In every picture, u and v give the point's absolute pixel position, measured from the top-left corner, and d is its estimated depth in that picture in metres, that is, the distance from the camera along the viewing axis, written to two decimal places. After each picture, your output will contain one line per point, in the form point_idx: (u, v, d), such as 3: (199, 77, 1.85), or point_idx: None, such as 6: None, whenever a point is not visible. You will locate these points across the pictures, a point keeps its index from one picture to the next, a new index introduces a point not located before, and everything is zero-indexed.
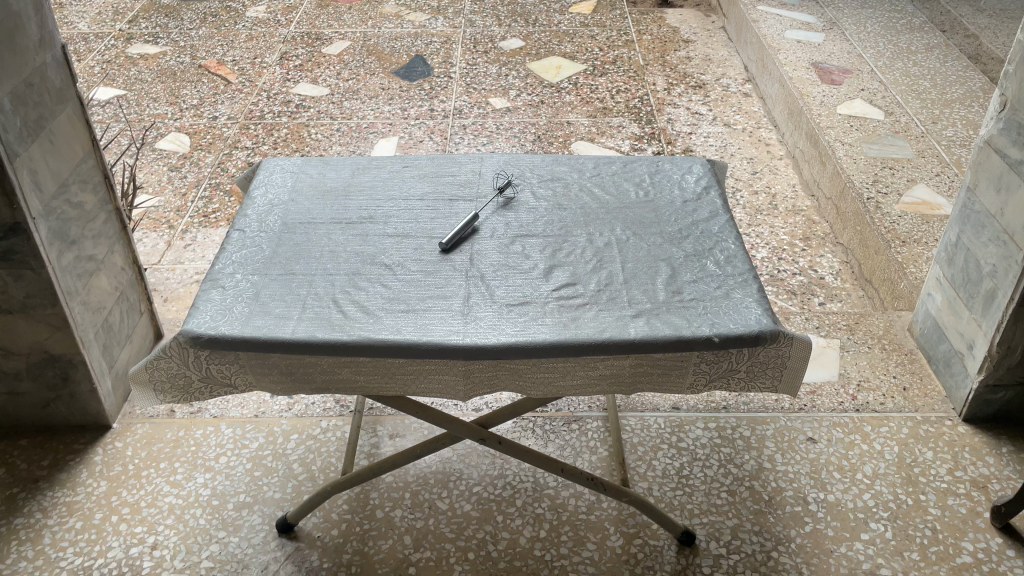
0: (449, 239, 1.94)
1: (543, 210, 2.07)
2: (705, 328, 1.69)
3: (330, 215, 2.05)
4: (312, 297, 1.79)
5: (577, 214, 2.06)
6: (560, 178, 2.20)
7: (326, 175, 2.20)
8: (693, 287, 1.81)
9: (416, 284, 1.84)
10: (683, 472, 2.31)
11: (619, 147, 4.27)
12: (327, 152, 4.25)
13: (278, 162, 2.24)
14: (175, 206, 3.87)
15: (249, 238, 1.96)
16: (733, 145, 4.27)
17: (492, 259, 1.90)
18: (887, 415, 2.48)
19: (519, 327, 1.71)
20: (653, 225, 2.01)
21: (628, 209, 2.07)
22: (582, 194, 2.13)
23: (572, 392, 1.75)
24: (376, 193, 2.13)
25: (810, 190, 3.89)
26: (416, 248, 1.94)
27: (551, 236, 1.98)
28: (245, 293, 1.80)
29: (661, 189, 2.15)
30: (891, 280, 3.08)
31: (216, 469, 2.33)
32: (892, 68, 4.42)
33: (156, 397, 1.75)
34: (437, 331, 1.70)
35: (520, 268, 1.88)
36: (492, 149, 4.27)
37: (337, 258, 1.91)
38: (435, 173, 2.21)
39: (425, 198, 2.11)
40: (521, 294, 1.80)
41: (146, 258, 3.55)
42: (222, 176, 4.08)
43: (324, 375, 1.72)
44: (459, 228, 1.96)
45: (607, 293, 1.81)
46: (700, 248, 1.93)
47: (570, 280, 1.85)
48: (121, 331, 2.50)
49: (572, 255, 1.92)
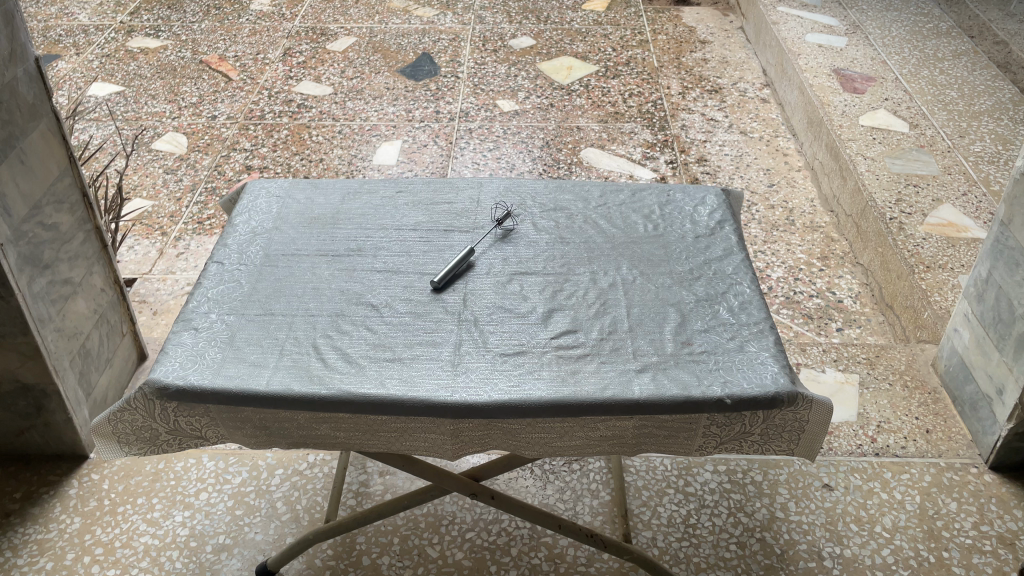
0: (443, 275, 1.80)
1: (544, 244, 1.93)
2: (716, 387, 1.55)
3: (316, 246, 1.91)
4: (291, 343, 1.66)
5: (580, 250, 1.91)
6: (564, 207, 2.05)
7: (313, 200, 2.06)
8: (704, 337, 1.67)
9: (404, 328, 1.70)
10: (690, 520, 2.17)
11: (631, 154, 4.11)
12: (328, 156, 4.12)
13: (264, 185, 2.11)
14: (169, 211, 3.75)
15: (228, 272, 1.83)
16: (749, 155, 4.10)
17: (487, 301, 1.76)
18: (908, 460, 2.33)
19: (513, 381, 1.57)
20: (662, 264, 1.87)
21: (635, 245, 1.93)
22: (587, 227, 1.99)
23: (569, 452, 1.62)
24: (366, 222, 1.99)
25: (829, 205, 3.73)
26: (406, 287, 1.80)
27: (552, 275, 1.84)
28: (219, 337, 1.67)
29: (672, 222, 2.00)
30: (913, 308, 2.93)
31: (196, 506, 2.21)
32: (917, 76, 4.24)
33: (121, 449, 1.62)
34: (424, 385, 1.56)
35: (516, 312, 1.74)
36: (498, 155, 4.12)
37: (320, 296, 1.77)
38: (431, 200, 2.07)
39: (418, 228, 1.98)
40: (517, 342, 1.67)
41: (137, 267, 3.43)
42: (218, 180, 3.95)
43: (302, 431, 1.59)
44: (454, 263, 1.83)
45: (610, 342, 1.66)
46: (713, 293, 1.78)
47: (571, 326, 1.70)
48: (100, 356, 2.38)
49: (573, 297, 1.78)
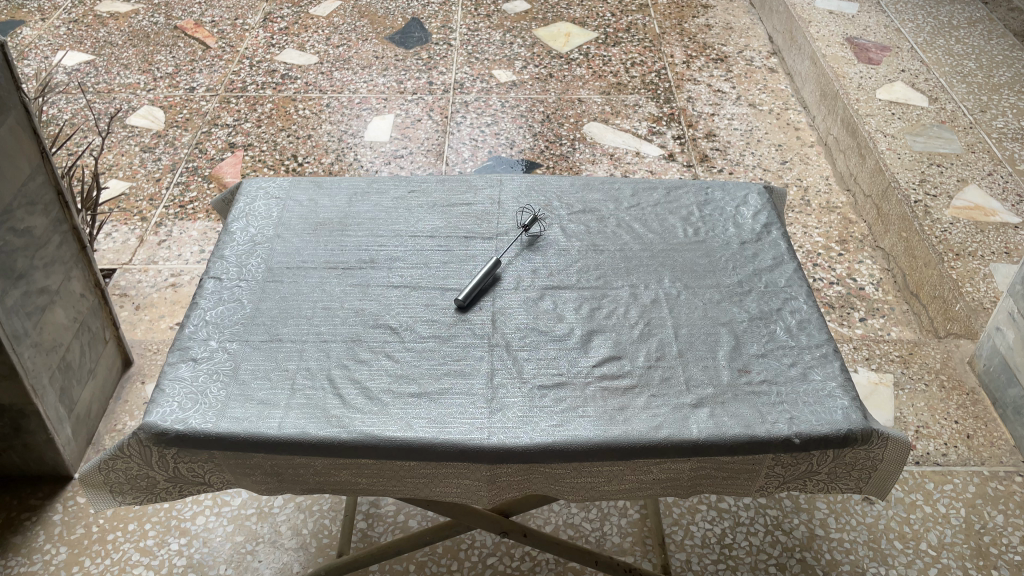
0: (467, 292, 1.62)
1: (577, 252, 1.75)
2: (782, 424, 1.40)
3: (324, 257, 1.72)
4: (303, 375, 1.47)
5: (616, 259, 1.74)
6: (594, 209, 1.87)
7: (318, 203, 1.87)
8: (762, 364, 1.51)
9: (429, 354, 1.52)
10: (725, 540, 2.03)
11: (636, 129, 3.91)
12: (316, 132, 3.88)
13: (262, 184, 1.91)
14: (148, 194, 3.51)
15: (227, 289, 1.64)
16: (759, 129, 3.92)
17: (519, 322, 1.59)
18: (950, 469, 2.21)
19: (556, 420, 1.41)
20: (708, 276, 1.69)
21: (676, 252, 1.76)
22: (622, 231, 1.81)
23: (616, 495, 1.46)
24: (378, 228, 1.80)
25: (845, 183, 3.57)
26: (427, 305, 1.62)
27: (588, 290, 1.66)
28: (221, 369, 1.48)
29: (713, 226, 1.83)
30: (943, 298, 2.80)
31: (193, 532, 2.04)
32: (933, 46, 4.06)
33: (113, 498, 1.44)
34: (457, 425, 1.39)
35: (552, 335, 1.57)
36: (496, 130, 3.90)
37: (333, 317, 1.59)
38: (447, 201, 1.88)
39: (435, 234, 1.79)
40: (556, 372, 1.49)
41: (116, 257, 3.21)
42: (200, 159, 3.71)
43: (318, 477, 1.42)
44: (478, 278, 1.64)
45: (659, 371, 1.50)
46: (767, 310, 1.62)
47: (614, 351, 1.53)
48: (81, 367, 2.18)
49: (613, 317, 1.61)
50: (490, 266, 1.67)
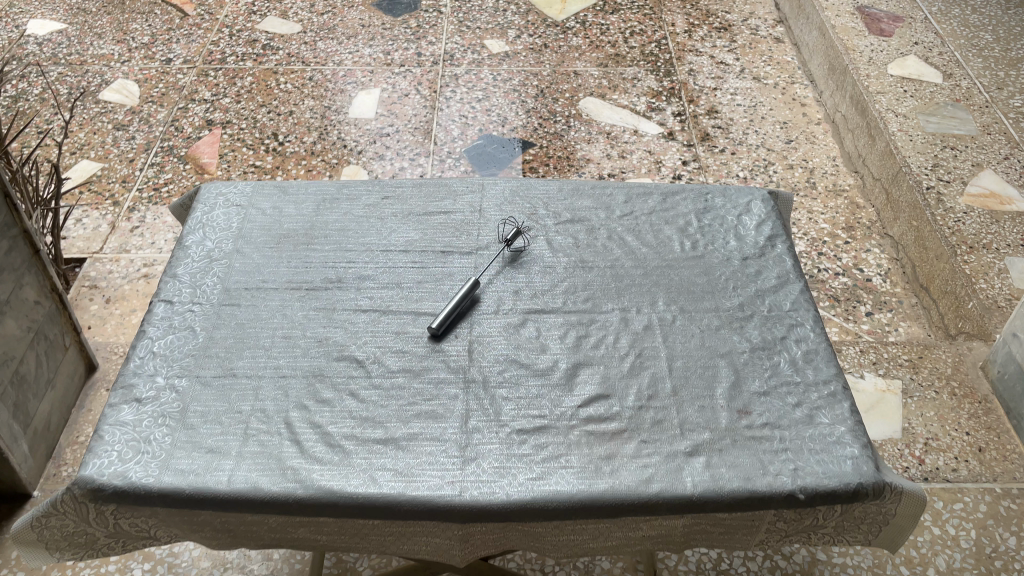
0: (443, 317, 1.48)
1: (563, 270, 1.60)
2: (785, 477, 1.27)
3: (286, 277, 1.57)
4: (258, 418, 1.34)
5: (606, 278, 1.59)
6: (583, 218, 1.72)
7: (282, 211, 1.71)
8: (764, 404, 1.37)
9: (398, 392, 1.38)
10: (721, 566, 1.92)
11: (634, 105, 3.73)
12: (298, 108, 3.69)
13: (222, 190, 1.75)
14: (121, 175, 3.34)
15: (178, 315, 1.49)
16: (764, 105, 3.73)
17: (498, 353, 1.45)
18: (960, 486, 2.09)
19: (536, 471, 1.27)
20: (706, 298, 1.55)
21: (671, 270, 1.61)
22: (613, 245, 1.66)
23: (602, 550, 1.34)
24: (347, 241, 1.65)
25: (853, 165, 3.40)
26: (398, 333, 1.48)
27: (574, 314, 1.52)
28: (168, 410, 1.34)
29: (713, 239, 1.67)
30: (955, 294, 2.66)
31: (157, 557, 1.92)
32: (948, 16, 3.86)
33: (50, 554, 1.32)
34: (425, 478, 1.26)
35: (534, 368, 1.43)
36: (487, 106, 3.72)
37: (293, 348, 1.44)
38: (423, 209, 1.73)
39: (409, 247, 1.64)
40: (538, 413, 1.36)
41: (86, 245, 3.06)
42: (176, 137, 3.53)
43: (274, 533, 1.29)
44: (454, 302, 1.50)
45: (651, 411, 1.36)
46: (770, 339, 1.48)
47: (602, 388, 1.39)
48: (38, 379, 2.05)
49: (602, 346, 1.46)
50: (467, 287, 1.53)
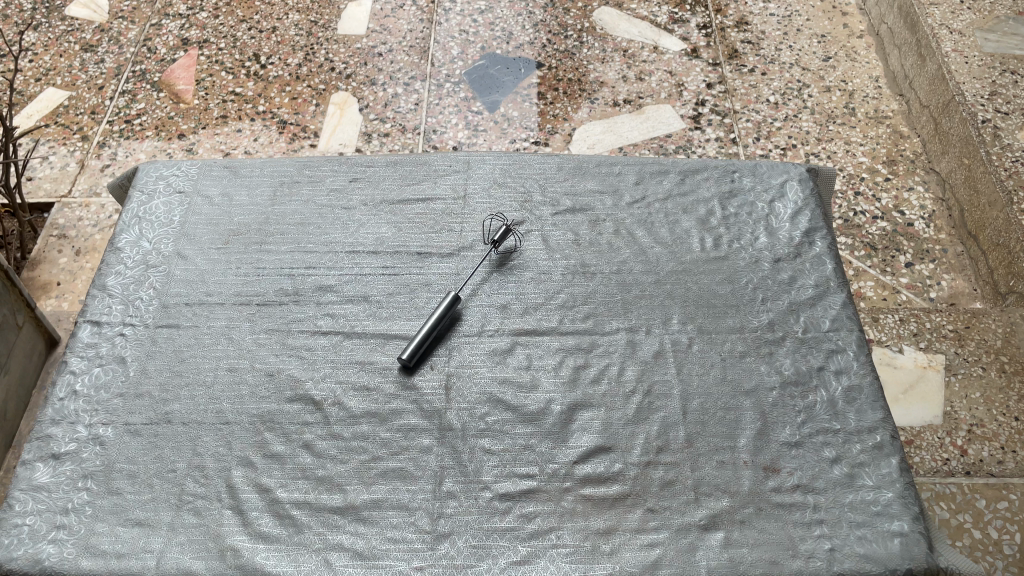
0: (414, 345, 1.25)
1: (560, 278, 1.36)
2: (819, 561, 1.06)
3: (234, 288, 1.34)
4: (196, 479, 1.13)
5: (611, 288, 1.34)
6: (586, 207, 1.46)
7: (232, 199, 1.46)
8: (797, 459, 1.15)
9: (361, 443, 1.17)
10: None
11: (654, 16, 3.34)
12: (282, 23, 3.35)
13: (163, 172, 1.50)
14: (90, 105, 3.05)
15: (107, 342, 1.28)
16: (800, 15, 3.34)
17: (481, 389, 1.22)
18: (1007, 482, 1.88)
19: (520, 551, 1.07)
20: (728, 315, 1.30)
21: (689, 275, 1.36)
22: (621, 242, 1.40)
23: None
24: (307, 239, 1.41)
25: (897, 86, 3.05)
26: (364, 363, 1.25)
27: (572, 337, 1.29)
28: (91, 469, 1.14)
29: (739, 233, 1.41)
30: (1008, 248, 2.41)
31: None
32: None
33: None
34: (389, 561, 1.06)
35: (522, 410, 1.20)
36: (491, 19, 3.35)
37: (240, 384, 1.23)
38: (398, 195, 1.47)
39: (381, 247, 1.39)
40: (525, 471, 1.14)
41: (54, 187, 2.81)
42: (148, 60, 3.22)
43: None
44: (428, 323, 1.27)
45: (660, 469, 1.14)
46: (805, 370, 1.24)
47: (602, 437, 1.17)
48: None
49: (603, 381, 1.23)
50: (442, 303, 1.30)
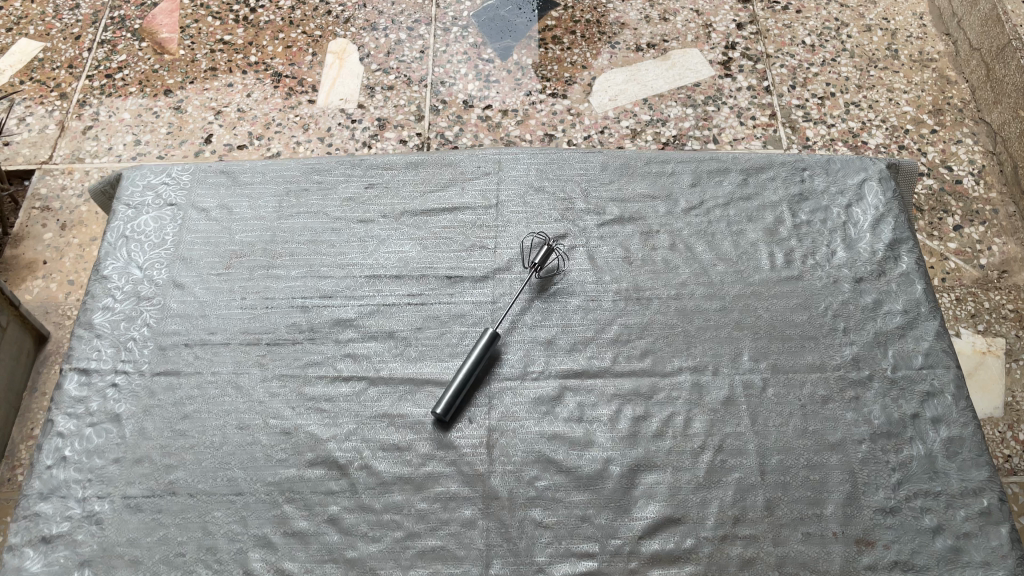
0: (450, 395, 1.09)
1: (612, 306, 1.19)
2: None
3: (240, 324, 1.17)
4: (208, 566, 0.99)
5: (671, 318, 1.18)
6: (636, 215, 1.27)
7: (232, 212, 1.28)
8: (894, 529, 1.01)
9: (394, 517, 1.02)
10: None
11: None
12: None
13: (151, 178, 1.31)
14: (66, 58, 2.80)
15: (97, 395, 1.12)
16: None
17: (529, 446, 1.07)
18: None
19: None
20: (806, 350, 1.14)
21: (759, 300, 1.19)
22: (679, 260, 1.23)
23: None
24: (321, 260, 1.23)
25: (943, 26, 2.81)
26: (393, 416, 1.10)
27: (629, 379, 1.13)
28: (87, 556, 1.00)
29: (814, 247, 1.24)
30: None
31: None
32: None
33: None
34: None
35: (578, 472, 1.05)
36: None
37: (253, 446, 1.07)
38: (420, 205, 1.29)
39: (405, 270, 1.22)
40: (585, 550, 1.00)
41: (34, 152, 2.58)
42: (127, 5, 2.95)
43: None
44: (465, 367, 1.11)
45: (738, 544, 1.00)
46: (898, 419, 1.09)
47: (670, 506, 1.03)
48: None
49: (667, 435, 1.08)
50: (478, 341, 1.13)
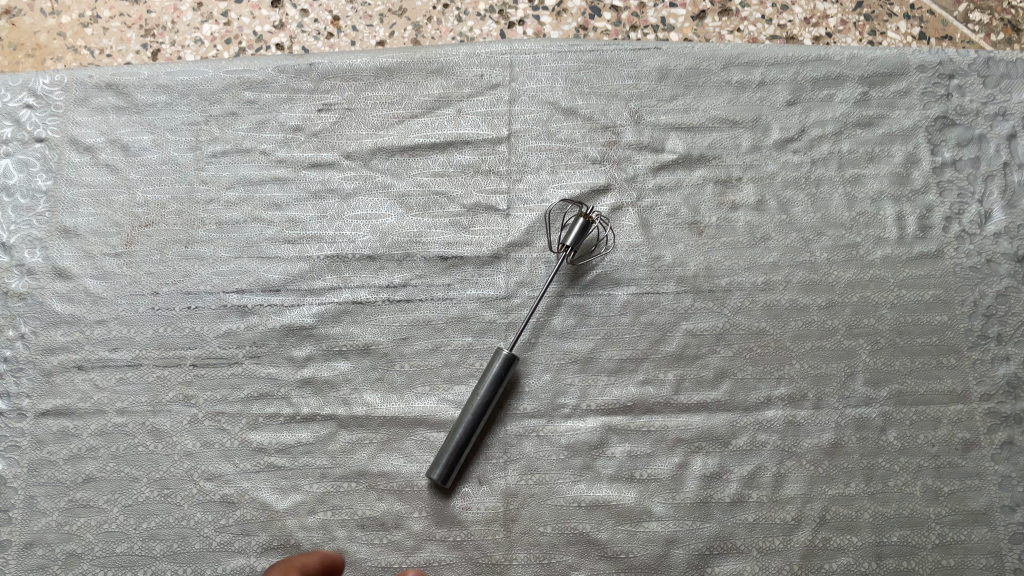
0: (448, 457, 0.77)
1: (675, 302, 0.84)
2: None
3: (153, 334, 0.83)
4: None
5: (757, 319, 0.84)
6: (709, 154, 0.89)
7: (128, 151, 0.89)
8: None
9: None
10: None
11: None
12: None
13: (7, 99, 0.91)
14: None
15: None
16: None
17: (564, 523, 0.78)
18: None
19: None
20: (942, 370, 0.83)
21: (880, 291, 0.85)
22: (769, 226, 0.87)
23: None
24: (260, 230, 0.86)
25: None
26: (376, 479, 0.79)
27: (700, 418, 0.81)
28: None
29: (960, 205, 0.87)
30: None
31: None
32: None
33: None
34: None
35: (632, 562, 0.77)
36: None
37: (187, 525, 0.78)
38: (400, 140, 0.90)
39: (381, 247, 0.86)
40: None
41: None
42: None
43: None
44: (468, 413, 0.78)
45: None
46: None
47: None
48: None
49: (751, 501, 0.79)
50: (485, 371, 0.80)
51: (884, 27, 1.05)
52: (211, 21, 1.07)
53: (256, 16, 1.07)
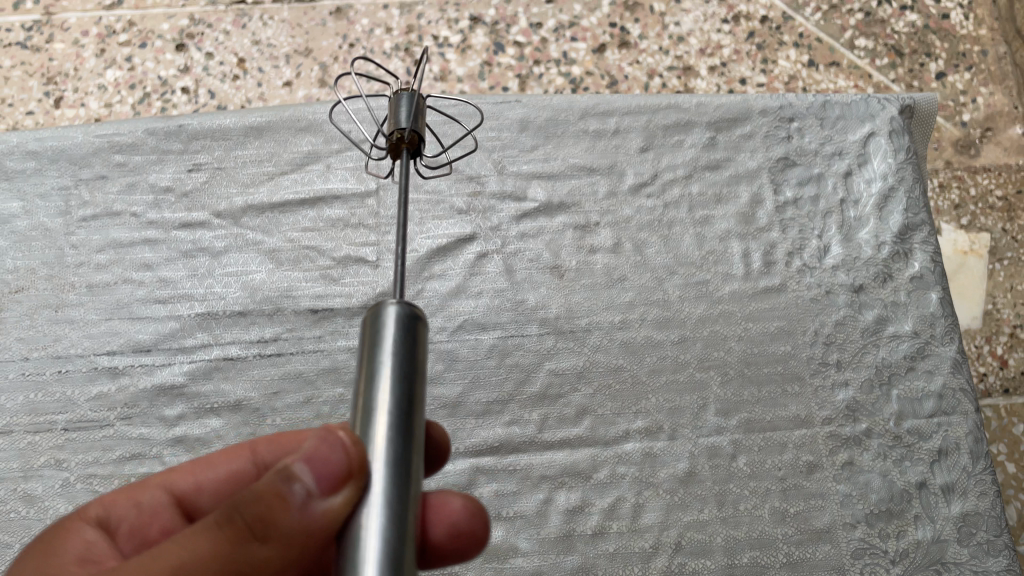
0: (393, 507, 0.48)
1: (538, 344, 0.89)
2: None
3: (25, 401, 0.85)
4: None
5: (615, 356, 0.89)
6: (567, 201, 0.95)
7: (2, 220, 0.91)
8: None
9: None
10: None
11: None
12: None
13: None
14: None
15: None
16: None
17: None
18: None
19: None
20: (786, 397, 0.88)
21: (729, 325, 0.90)
22: (625, 267, 0.92)
23: None
24: (131, 292, 0.89)
25: None
26: None
27: (561, 455, 0.85)
28: None
29: (801, 240, 0.94)
30: None
31: None
32: None
33: None
34: None
35: None
36: None
37: None
38: (270, 197, 0.93)
39: (252, 302, 0.89)
40: None
41: None
42: None
43: None
44: (384, 418, 0.50)
45: None
46: (900, 491, 0.84)
47: None
48: None
49: (612, 531, 0.83)
50: (373, 340, 0.52)
51: (775, 56, 1.34)
52: (114, 68, 1.29)
53: (161, 61, 1.29)
